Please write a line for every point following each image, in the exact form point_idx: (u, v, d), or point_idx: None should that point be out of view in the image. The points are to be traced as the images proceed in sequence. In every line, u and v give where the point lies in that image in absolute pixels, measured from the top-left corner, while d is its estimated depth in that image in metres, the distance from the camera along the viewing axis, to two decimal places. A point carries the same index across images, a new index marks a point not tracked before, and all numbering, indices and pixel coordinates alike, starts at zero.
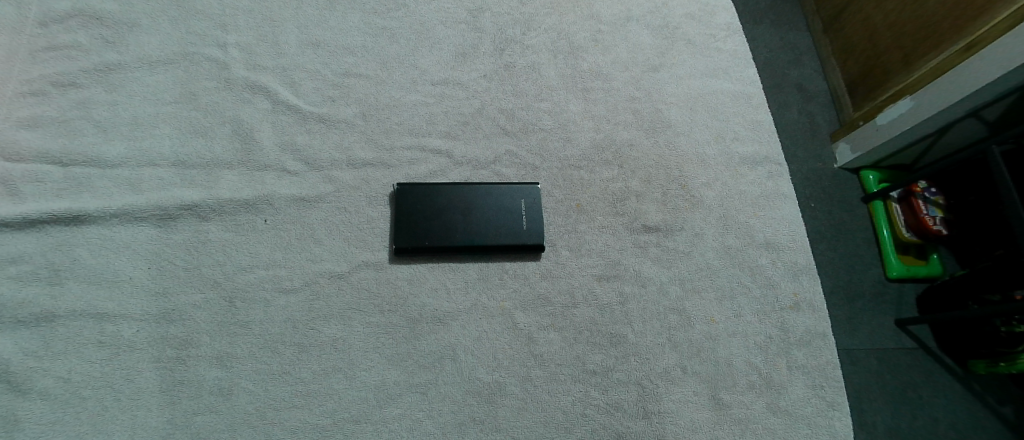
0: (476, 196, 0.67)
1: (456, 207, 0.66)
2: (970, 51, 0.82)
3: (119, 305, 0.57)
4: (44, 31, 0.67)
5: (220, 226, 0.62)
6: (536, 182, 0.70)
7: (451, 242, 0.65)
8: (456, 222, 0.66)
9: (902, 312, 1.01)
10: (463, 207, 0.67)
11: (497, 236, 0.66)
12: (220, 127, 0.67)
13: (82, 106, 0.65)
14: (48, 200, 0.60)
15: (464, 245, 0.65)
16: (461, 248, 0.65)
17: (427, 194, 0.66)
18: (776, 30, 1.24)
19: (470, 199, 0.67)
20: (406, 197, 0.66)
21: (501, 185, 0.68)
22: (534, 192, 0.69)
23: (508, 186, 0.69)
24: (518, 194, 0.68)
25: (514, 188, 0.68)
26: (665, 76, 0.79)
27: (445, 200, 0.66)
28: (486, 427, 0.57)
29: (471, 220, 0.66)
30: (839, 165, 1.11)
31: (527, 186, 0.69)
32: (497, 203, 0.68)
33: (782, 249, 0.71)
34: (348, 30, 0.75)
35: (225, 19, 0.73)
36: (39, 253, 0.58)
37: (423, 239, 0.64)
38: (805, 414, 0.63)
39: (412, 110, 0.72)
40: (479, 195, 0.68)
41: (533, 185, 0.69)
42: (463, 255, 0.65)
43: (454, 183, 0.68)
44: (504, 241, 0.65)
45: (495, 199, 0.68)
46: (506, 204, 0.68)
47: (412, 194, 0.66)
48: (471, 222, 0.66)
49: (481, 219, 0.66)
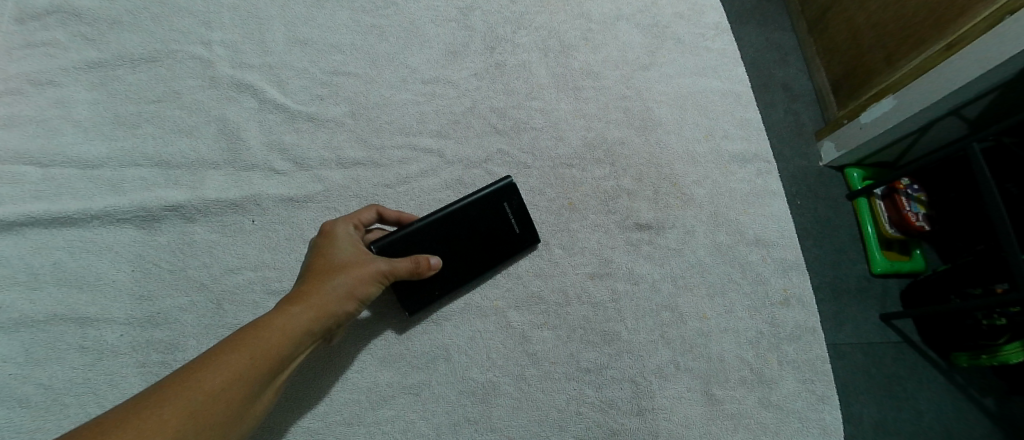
0: (452, 224, 0.62)
1: (438, 243, 0.61)
2: (948, 52, 0.84)
3: (102, 310, 0.56)
4: (21, 29, 0.65)
5: (206, 227, 0.61)
6: (508, 176, 0.65)
7: (460, 270, 0.62)
8: (451, 259, 0.61)
9: (887, 307, 1.03)
10: (451, 239, 0.62)
11: (495, 252, 0.63)
12: (205, 126, 0.66)
13: (61, 105, 0.63)
14: (25, 202, 0.58)
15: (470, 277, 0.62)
16: (475, 271, 0.62)
17: (406, 238, 0.59)
18: (763, 29, 1.25)
19: (453, 226, 0.62)
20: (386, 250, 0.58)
21: (466, 201, 0.63)
22: (510, 189, 0.64)
23: (483, 194, 0.63)
24: (497, 198, 0.64)
25: (490, 195, 0.64)
26: (655, 74, 0.79)
27: (427, 238, 0.60)
28: (480, 427, 0.58)
29: (467, 245, 0.62)
30: (824, 163, 1.13)
31: (501, 186, 0.64)
32: (473, 219, 0.63)
33: (772, 245, 0.72)
34: (337, 28, 0.74)
35: (210, 17, 0.71)
36: (16, 256, 0.56)
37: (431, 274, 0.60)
38: (795, 408, 0.64)
39: (402, 109, 0.71)
40: (459, 218, 0.62)
41: (505, 181, 0.64)
42: (472, 282, 0.63)
43: (428, 217, 0.61)
44: (502, 252, 0.63)
45: (472, 219, 0.63)
46: (489, 214, 0.64)
47: (393, 245, 0.58)
48: (464, 248, 0.62)
49: (472, 240, 0.62)
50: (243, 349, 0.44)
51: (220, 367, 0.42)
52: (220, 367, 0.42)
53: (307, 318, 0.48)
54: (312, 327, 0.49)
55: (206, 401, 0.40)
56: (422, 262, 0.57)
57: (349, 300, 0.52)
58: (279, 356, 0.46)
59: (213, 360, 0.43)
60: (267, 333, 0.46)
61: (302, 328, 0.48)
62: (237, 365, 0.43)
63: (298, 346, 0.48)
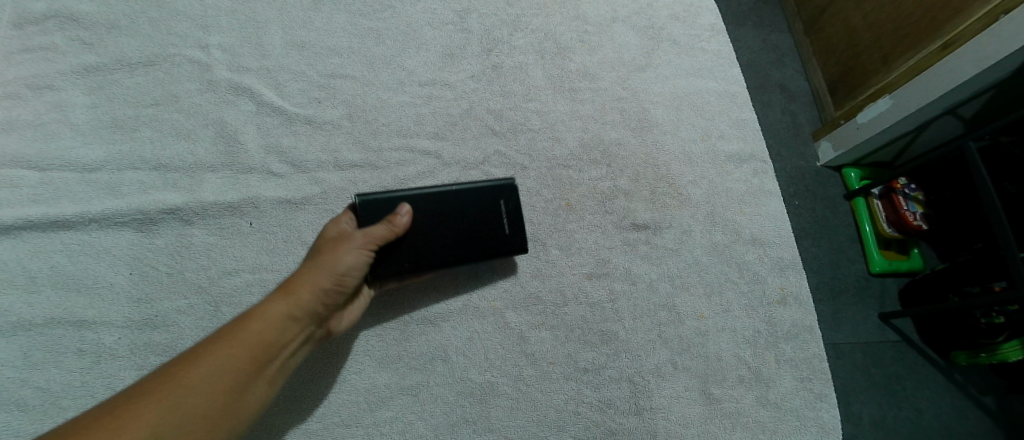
0: (443, 203, 0.61)
1: (421, 212, 0.59)
2: (945, 51, 0.84)
3: (101, 313, 0.56)
4: (19, 33, 0.66)
5: (204, 230, 0.61)
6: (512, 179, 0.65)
7: (428, 245, 0.59)
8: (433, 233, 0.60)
9: (885, 306, 1.03)
10: (439, 216, 0.60)
11: (478, 240, 0.61)
12: (203, 129, 0.66)
13: (59, 109, 0.64)
14: (24, 205, 0.58)
15: (447, 256, 0.60)
16: (444, 251, 0.60)
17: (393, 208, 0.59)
18: (759, 30, 1.25)
19: (443, 205, 0.61)
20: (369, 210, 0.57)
21: (462, 188, 0.62)
22: (510, 189, 0.64)
23: (482, 186, 0.63)
24: (494, 194, 0.63)
25: (488, 189, 0.63)
26: (651, 75, 0.80)
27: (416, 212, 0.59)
28: (479, 427, 0.58)
29: (447, 224, 0.60)
30: (821, 163, 1.13)
31: (501, 184, 0.64)
32: (463, 205, 0.62)
33: (769, 244, 0.72)
34: (334, 31, 0.74)
35: (208, 21, 0.71)
36: (14, 260, 0.56)
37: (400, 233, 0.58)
38: (793, 407, 0.64)
39: (400, 111, 0.71)
40: (452, 198, 0.61)
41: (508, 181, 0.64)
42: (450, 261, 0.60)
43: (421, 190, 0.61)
44: (485, 242, 0.62)
45: (462, 204, 0.62)
46: (482, 204, 0.63)
47: (377, 207, 0.58)
48: (448, 227, 0.60)
49: (458, 222, 0.61)
50: (228, 344, 0.45)
51: (204, 355, 0.44)
52: (207, 362, 0.43)
53: (288, 306, 0.48)
54: (295, 312, 0.49)
55: (185, 386, 0.41)
56: (395, 223, 0.55)
57: (334, 283, 0.51)
58: (262, 343, 0.46)
59: (199, 350, 0.44)
60: (251, 323, 0.47)
61: (284, 313, 0.48)
62: (222, 358, 0.44)
63: (284, 331, 0.48)
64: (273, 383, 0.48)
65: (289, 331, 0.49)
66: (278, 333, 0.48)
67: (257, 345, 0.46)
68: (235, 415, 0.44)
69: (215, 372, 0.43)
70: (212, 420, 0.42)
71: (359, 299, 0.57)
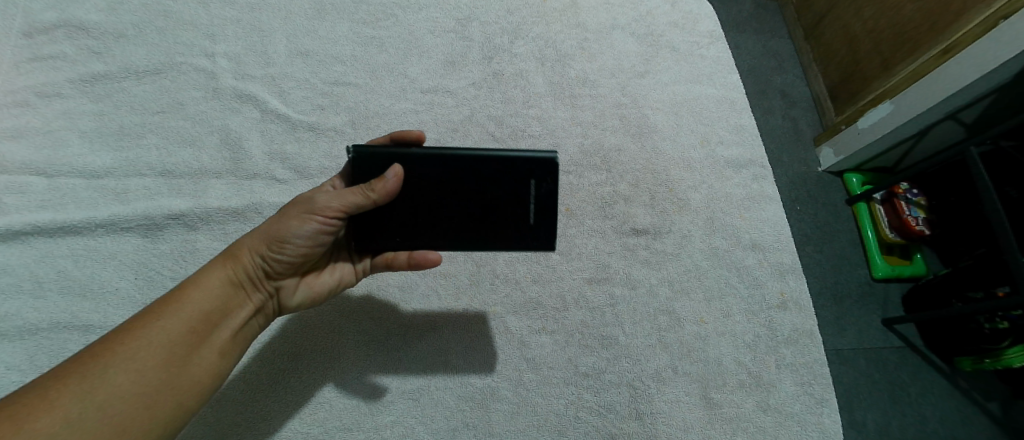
0: (453, 169, 0.51)
1: (421, 178, 0.50)
2: (945, 56, 0.85)
3: (106, 317, 0.57)
4: (29, 43, 0.67)
5: (208, 235, 0.62)
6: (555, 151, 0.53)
7: (429, 219, 0.51)
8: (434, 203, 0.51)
9: (888, 311, 1.03)
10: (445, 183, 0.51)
11: (487, 219, 0.51)
12: (208, 136, 0.67)
13: (66, 116, 0.65)
14: (31, 211, 0.59)
15: (445, 232, 0.51)
16: (447, 228, 0.51)
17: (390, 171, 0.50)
18: (759, 37, 1.26)
19: (454, 170, 0.51)
20: (365, 166, 0.50)
21: (484, 153, 0.51)
22: (547, 164, 0.51)
23: (510, 155, 0.51)
24: (524, 166, 0.51)
25: (517, 158, 0.51)
26: (650, 82, 0.80)
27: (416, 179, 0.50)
28: (479, 432, 0.58)
29: (454, 199, 0.51)
30: (822, 169, 1.13)
31: (537, 155, 0.52)
32: (477, 175, 0.51)
33: (768, 249, 0.72)
34: (337, 40, 0.75)
35: (214, 30, 0.73)
36: (22, 265, 0.57)
37: (394, 198, 0.50)
38: (794, 412, 0.64)
39: (401, 117, 0.72)
40: (465, 165, 0.51)
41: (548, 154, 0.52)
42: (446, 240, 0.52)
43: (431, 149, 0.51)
44: (495, 223, 0.51)
45: (475, 176, 0.51)
46: (502, 177, 0.51)
47: (373, 164, 0.50)
48: (453, 200, 0.51)
49: (466, 194, 0.51)
50: (162, 315, 0.42)
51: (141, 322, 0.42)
52: (140, 333, 0.41)
53: (229, 272, 0.46)
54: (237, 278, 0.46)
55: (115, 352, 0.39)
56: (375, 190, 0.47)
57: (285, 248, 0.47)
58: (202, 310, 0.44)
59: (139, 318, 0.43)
60: (192, 290, 0.45)
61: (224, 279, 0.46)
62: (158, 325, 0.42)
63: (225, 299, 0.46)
64: (222, 353, 0.45)
65: (232, 299, 0.46)
66: (219, 302, 0.45)
67: (196, 313, 0.44)
68: (182, 387, 0.41)
69: (148, 344, 0.40)
70: (151, 391, 0.40)
71: (327, 270, 0.54)
